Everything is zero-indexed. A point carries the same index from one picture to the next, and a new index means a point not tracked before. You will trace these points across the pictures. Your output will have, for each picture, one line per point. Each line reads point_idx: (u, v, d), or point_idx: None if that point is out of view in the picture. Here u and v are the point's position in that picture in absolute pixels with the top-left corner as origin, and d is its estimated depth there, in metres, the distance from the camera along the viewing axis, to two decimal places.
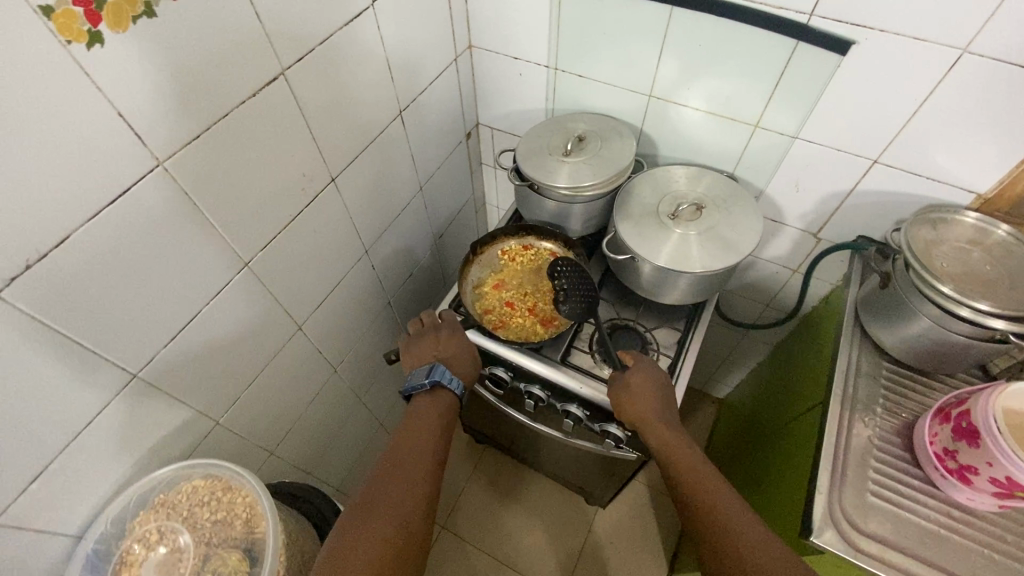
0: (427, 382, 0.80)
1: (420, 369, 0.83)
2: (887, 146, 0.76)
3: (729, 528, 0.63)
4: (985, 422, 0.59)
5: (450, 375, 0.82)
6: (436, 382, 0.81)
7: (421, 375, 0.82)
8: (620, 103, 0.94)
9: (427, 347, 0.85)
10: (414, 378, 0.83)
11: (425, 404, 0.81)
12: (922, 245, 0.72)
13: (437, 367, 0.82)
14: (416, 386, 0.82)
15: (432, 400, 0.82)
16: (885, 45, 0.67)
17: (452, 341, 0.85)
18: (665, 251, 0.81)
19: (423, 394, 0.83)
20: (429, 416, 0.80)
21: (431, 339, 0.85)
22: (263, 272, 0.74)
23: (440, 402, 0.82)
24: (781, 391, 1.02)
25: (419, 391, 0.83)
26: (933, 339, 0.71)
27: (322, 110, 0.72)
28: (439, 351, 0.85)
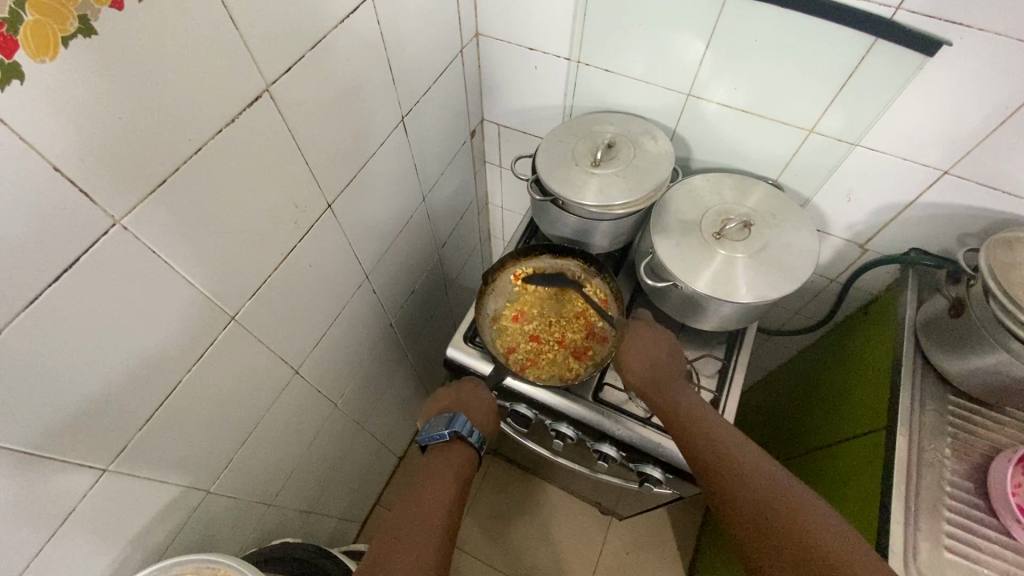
0: (446, 433, 0.73)
1: (438, 419, 0.75)
2: (962, 157, 0.68)
3: (758, 491, 0.58)
4: None
5: (470, 425, 0.74)
6: (455, 432, 0.73)
7: (439, 424, 0.74)
8: (654, 102, 0.84)
9: (447, 397, 0.80)
10: (430, 428, 0.75)
11: (440, 459, 0.73)
12: (1002, 270, 0.65)
13: (458, 417, 0.74)
14: (432, 437, 0.74)
15: (447, 453, 0.74)
16: (981, 46, 0.58)
17: (475, 389, 0.80)
18: (709, 276, 0.71)
19: (440, 448, 0.75)
20: (445, 472, 0.71)
21: (452, 387, 0.80)
22: (254, 322, 0.63)
23: (457, 458, 0.73)
24: (815, 408, 0.97)
25: (435, 442, 0.75)
26: (1010, 376, 0.64)
27: (317, 128, 0.60)
28: (461, 398, 0.79)
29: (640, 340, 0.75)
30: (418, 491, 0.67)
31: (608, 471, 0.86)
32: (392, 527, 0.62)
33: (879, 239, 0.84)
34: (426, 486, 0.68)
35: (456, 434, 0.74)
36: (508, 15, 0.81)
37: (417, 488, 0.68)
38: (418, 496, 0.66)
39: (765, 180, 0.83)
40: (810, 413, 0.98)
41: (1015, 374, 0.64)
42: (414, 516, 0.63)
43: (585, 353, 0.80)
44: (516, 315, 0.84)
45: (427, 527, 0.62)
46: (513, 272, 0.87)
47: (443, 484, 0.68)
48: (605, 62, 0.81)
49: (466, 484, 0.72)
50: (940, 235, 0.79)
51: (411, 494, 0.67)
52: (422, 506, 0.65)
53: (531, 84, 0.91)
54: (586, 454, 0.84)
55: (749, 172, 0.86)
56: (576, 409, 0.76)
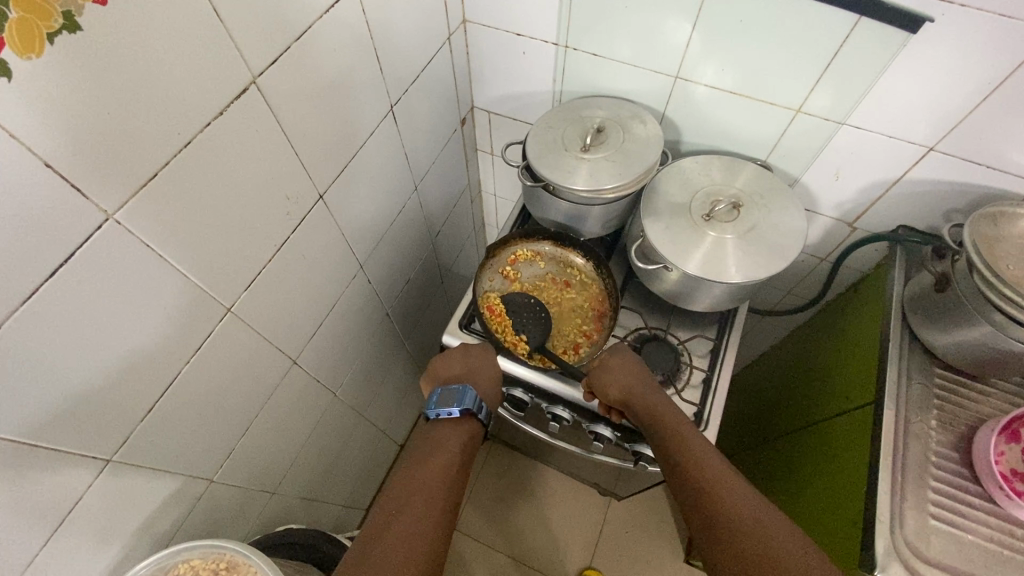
0: (457, 409, 0.73)
1: (447, 392, 0.74)
2: (947, 133, 0.69)
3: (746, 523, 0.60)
4: None
5: (479, 401, 0.74)
6: (466, 408, 0.73)
7: (450, 399, 0.74)
8: (642, 85, 0.84)
9: (454, 362, 0.79)
10: (439, 401, 0.75)
11: (446, 431, 0.73)
12: (986, 245, 0.66)
13: (469, 393, 0.74)
14: (441, 411, 0.74)
15: (456, 426, 0.74)
16: (965, 21, 0.58)
17: (482, 354, 0.78)
18: (699, 257, 0.72)
19: (448, 419, 0.75)
20: (449, 446, 0.71)
21: (460, 353, 0.79)
22: (250, 314, 0.64)
23: (463, 430, 0.74)
24: (806, 386, 0.99)
25: (443, 415, 0.75)
26: (993, 347, 0.66)
27: (305, 119, 0.60)
28: (470, 367, 0.78)
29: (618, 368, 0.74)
30: (420, 467, 0.68)
31: (604, 452, 0.87)
32: (392, 503, 0.63)
33: (867, 217, 0.85)
34: (427, 463, 0.69)
35: (466, 410, 0.74)
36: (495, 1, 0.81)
37: (417, 464, 0.69)
38: (418, 474, 0.67)
39: (754, 161, 0.83)
40: (802, 391, 1.00)
41: (998, 346, 0.65)
42: (416, 493, 0.64)
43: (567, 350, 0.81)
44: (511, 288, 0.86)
45: (428, 503, 0.63)
46: (511, 253, 0.89)
47: (445, 461, 0.69)
48: (593, 46, 0.81)
49: (469, 456, 0.73)
50: (927, 211, 0.79)
51: (412, 470, 0.68)
52: (424, 484, 0.66)
53: (520, 70, 0.91)
54: (583, 436, 0.85)
55: (738, 153, 0.86)
56: (571, 394, 0.77)
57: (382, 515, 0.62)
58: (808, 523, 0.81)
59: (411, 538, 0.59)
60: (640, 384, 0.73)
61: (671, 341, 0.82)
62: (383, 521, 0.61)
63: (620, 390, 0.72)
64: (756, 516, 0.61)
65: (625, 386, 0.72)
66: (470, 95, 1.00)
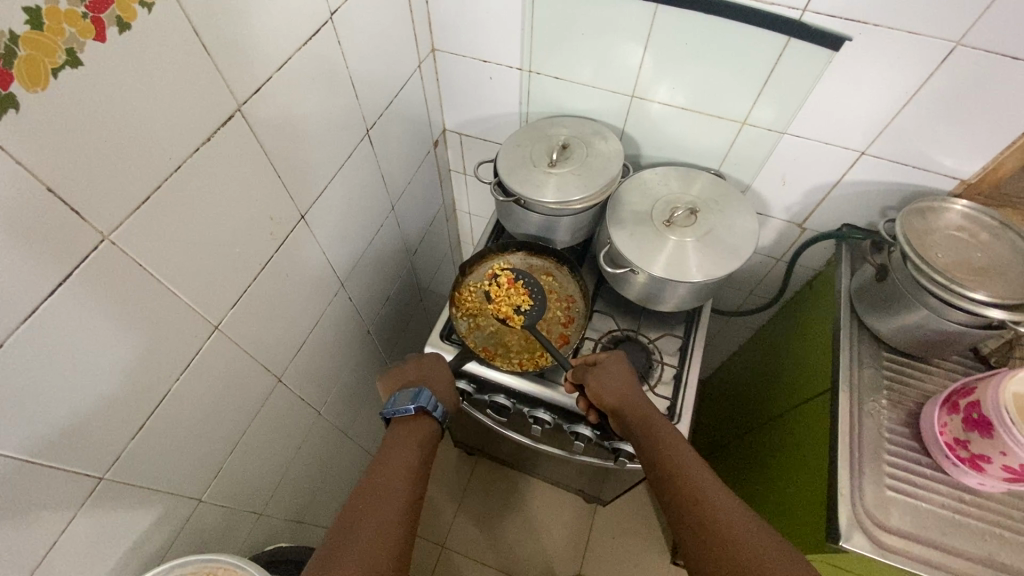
0: (412, 408, 0.75)
1: (404, 394, 0.78)
2: (875, 138, 0.76)
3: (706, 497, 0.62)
4: (996, 412, 0.61)
5: (434, 401, 0.78)
6: (422, 406, 0.76)
7: (406, 399, 0.77)
8: (602, 104, 0.90)
9: (407, 370, 0.82)
10: (397, 402, 0.77)
11: (403, 432, 0.75)
12: (916, 236, 0.73)
13: (424, 392, 0.77)
14: (398, 410, 0.76)
15: (411, 427, 0.76)
16: (879, 39, 0.66)
17: (436, 363, 0.83)
18: (663, 260, 0.77)
19: (404, 421, 0.77)
20: (408, 445, 0.73)
21: (414, 361, 0.83)
22: (236, 331, 0.66)
23: (422, 430, 0.76)
24: (772, 378, 1.04)
25: (400, 416, 0.77)
26: (931, 328, 0.72)
27: (286, 143, 0.63)
28: (424, 372, 0.82)
29: (609, 375, 0.76)
30: (384, 469, 0.69)
31: (585, 453, 0.89)
32: (359, 505, 0.64)
33: (814, 219, 0.92)
34: (391, 463, 0.70)
35: (422, 409, 0.77)
36: (462, 31, 0.86)
37: (380, 464, 0.70)
38: (383, 475, 0.68)
39: (708, 170, 0.90)
40: (768, 385, 1.05)
41: (935, 326, 0.71)
42: (380, 494, 0.65)
43: (534, 359, 0.83)
44: (508, 278, 0.88)
45: (394, 500, 0.65)
46: (488, 267, 0.92)
47: (407, 460, 0.71)
48: (554, 71, 0.87)
49: (430, 454, 0.75)
50: (866, 209, 0.87)
51: (376, 472, 0.69)
52: (389, 483, 0.67)
53: (487, 94, 0.97)
54: (564, 438, 0.88)
55: (693, 163, 0.93)
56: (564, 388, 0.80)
57: (351, 516, 0.62)
58: (781, 507, 0.85)
59: (380, 532, 0.60)
60: (632, 393, 0.76)
61: (642, 340, 0.86)
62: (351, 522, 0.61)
63: (614, 394, 0.74)
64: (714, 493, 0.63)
65: (618, 391, 0.75)
66: (441, 119, 1.05)
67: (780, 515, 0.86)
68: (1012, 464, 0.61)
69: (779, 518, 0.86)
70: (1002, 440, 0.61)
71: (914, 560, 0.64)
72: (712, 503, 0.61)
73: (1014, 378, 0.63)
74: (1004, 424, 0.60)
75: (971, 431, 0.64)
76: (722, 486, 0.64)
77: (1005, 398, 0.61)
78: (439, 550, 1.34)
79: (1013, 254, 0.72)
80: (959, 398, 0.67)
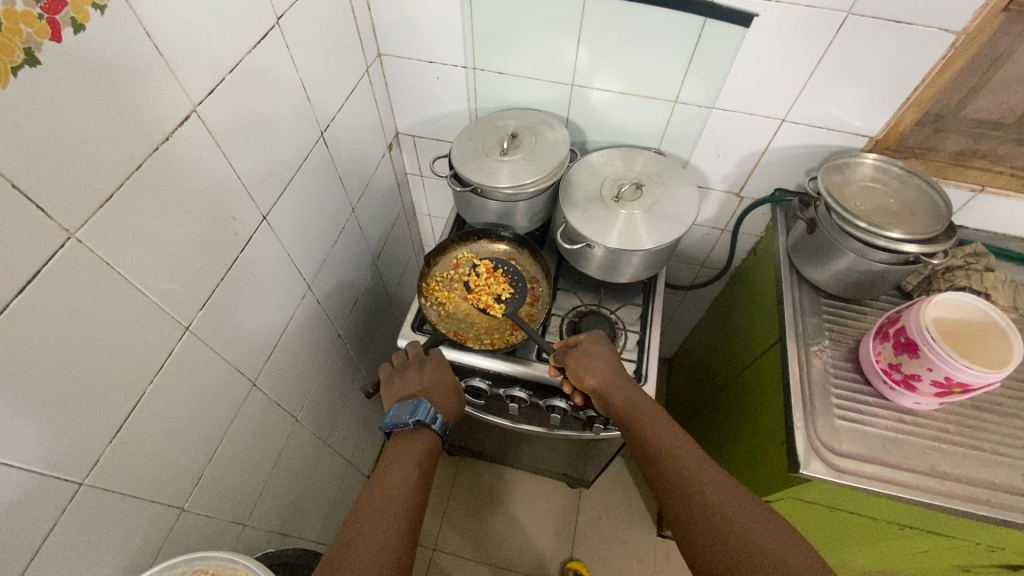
0: (410, 421, 0.74)
1: (403, 407, 0.77)
2: (792, 106, 0.84)
3: (688, 471, 0.66)
4: (920, 334, 0.68)
5: (433, 413, 0.76)
6: (420, 419, 0.75)
7: (404, 413, 0.76)
8: (545, 95, 0.95)
9: (410, 380, 0.81)
10: (396, 415, 0.77)
11: (402, 445, 0.74)
12: (836, 189, 0.81)
13: (422, 404, 0.76)
14: (396, 424, 0.75)
15: (410, 440, 0.75)
16: (782, 14, 0.73)
17: (437, 371, 0.82)
18: (616, 232, 0.82)
19: (403, 434, 0.76)
20: (409, 457, 0.72)
21: (415, 371, 0.82)
22: (207, 333, 0.66)
23: (422, 443, 0.75)
24: (729, 340, 1.11)
25: (399, 429, 0.76)
26: (859, 270, 0.80)
27: (243, 144, 0.65)
28: (424, 383, 0.80)
29: (590, 358, 0.79)
30: (384, 485, 0.67)
31: (562, 427, 0.93)
32: (358, 523, 0.62)
33: (750, 187, 1.00)
34: (391, 480, 0.68)
35: (420, 422, 0.75)
36: (404, 35, 0.91)
37: (377, 481, 0.68)
38: (382, 492, 0.66)
39: (649, 149, 0.97)
40: (726, 348, 1.12)
41: (862, 268, 0.79)
42: (379, 512, 0.63)
43: (505, 337, 0.86)
44: (488, 268, 0.91)
45: (394, 506, 0.64)
46: (453, 257, 0.95)
47: (407, 474, 0.69)
48: (496, 68, 0.92)
49: (430, 466, 0.74)
50: (793, 172, 0.95)
51: (375, 488, 0.67)
52: (389, 501, 0.65)
53: (435, 94, 1.01)
54: (541, 414, 0.92)
55: (635, 144, 1.00)
56: (548, 369, 0.83)
57: (348, 535, 0.60)
58: (748, 454, 0.91)
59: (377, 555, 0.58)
60: (613, 372, 0.78)
61: (605, 312, 0.91)
62: (348, 541, 0.59)
63: (595, 374, 0.77)
64: (697, 466, 0.66)
65: (599, 372, 0.78)
66: (392, 123, 1.08)
67: (748, 461, 0.91)
68: (938, 377, 0.68)
69: (747, 464, 0.91)
70: (928, 357, 0.67)
71: (866, 478, 0.71)
72: (694, 476, 0.65)
73: (931, 304, 0.71)
74: (928, 344, 0.67)
75: (901, 354, 0.71)
76: (707, 461, 0.67)
77: (926, 321, 0.68)
78: (430, 553, 1.33)
79: (919, 196, 0.80)
80: (889, 328, 0.74)
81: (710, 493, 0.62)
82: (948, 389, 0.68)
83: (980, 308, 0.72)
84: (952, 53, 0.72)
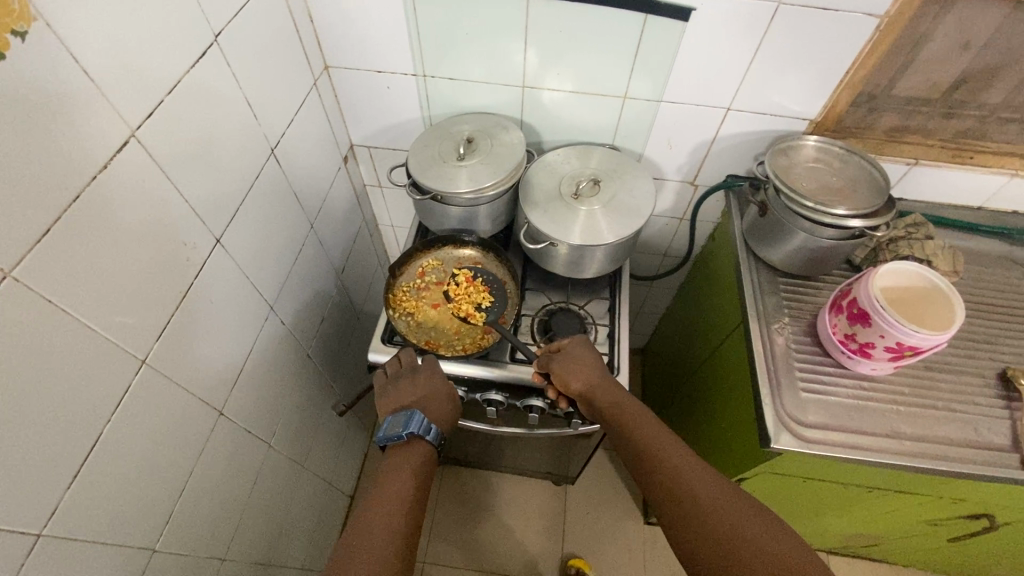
0: (404, 434, 0.76)
1: (397, 418, 0.78)
2: (736, 94, 0.87)
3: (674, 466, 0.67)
4: (871, 304, 0.72)
5: (427, 424, 0.77)
6: (413, 432, 0.76)
7: (398, 425, 0.77)
8: (498, 98, 0.96)
9: (405, 389, 0.81)
10: (389, 427, 0.78)
11: (399, 457, 0.75)
12: (783, 173, 0.84)
13: (415, 416, 0.76)
14: (389, 437, 0.76)
15: (406, 452, 0.75)
16: (718, 6, 0.76)
17: (432, 379, 0.81)
18: (578, 228, 0.83)
19: (398, 447, 0.76)
20: (405, 469, 0.72)
21: (410, 380, 0.81)
22: (166, 365, 0.64)
23: (417, 455, 0.75)
24: (697, 325, 1.13)
25: (393, 443, 0.77)
26: (811, 248, 0.83)
27: (189, 167, 0.63)
28: (419, 392, 0.80)
29: (575, 361, 0.79)
30: (382, 498, 0.67)
31: (541, 426, 0.94)
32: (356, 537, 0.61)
33: (705, 174, 1.03)
34: (390, 493, 0.68)
35: (414, 433, 0.76)
36: (353, 42, 0.89)
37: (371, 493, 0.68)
38: (380, 505, 0.66)
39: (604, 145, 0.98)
40: (694, 332, 1.15)
41: (813, 245, 0.82)
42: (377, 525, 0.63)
43: (476, 341, 0.86)
44: (466, 276, 0.91)
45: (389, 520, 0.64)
46: (419, 266, 0.95)
47: (403, 487, 0.69)
48: (450, 71, 0.92)
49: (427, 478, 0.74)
50: (743, 158, 0.98)
51: (374, 501, 0.66)
52: (387, 514, 0.64)
53: (387, 104, 1.00)
54: (519, 415, 0.92)
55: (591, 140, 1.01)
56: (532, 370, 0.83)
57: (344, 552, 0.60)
58: (722, 434, 0.94)
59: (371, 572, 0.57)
60: (599, 376, 0.79)
61: (574, 309, 0.92)
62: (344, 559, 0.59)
63: (581, 378, 0.77)
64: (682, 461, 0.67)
65: (584, 375, 0.78)
66: (346, 134, 1.07)
67: (723, 441, 0.94)
68: (891, 343, 0.71)
69: (722, 444, 0.94)
70: (879, 325, 0.71)
71: (832, 446, 0.74)
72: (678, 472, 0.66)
73: (878, 274, 0.75)
74: (879, 312, 0.70)
75: (855, 324, 0.74)
76: (692, 456, 0.68)
77: (875, 291, 0.72)
78: (420, 567, 1.32)
79: (859, 173, 0.85)
80: (843, 300, 0.78)
81: (695, 486, 0.64)
82: (901, 353, 0.72)
83: (921, 273, 0.76)
84: (878, 35, 0.76)
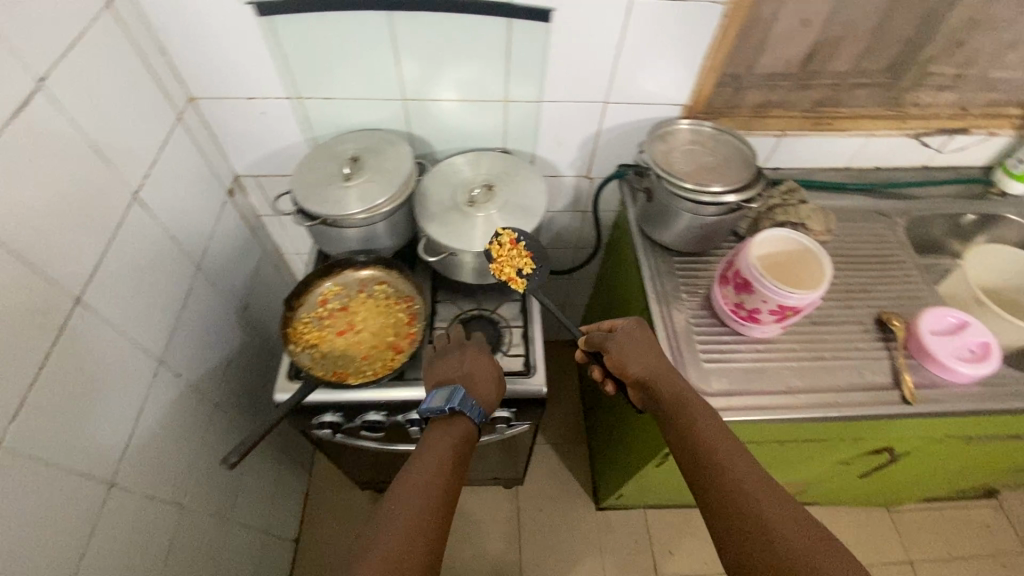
0: (446, 407, 0.71)
1: (440, 392, 0.73)
2: (610, 88, 0.91)
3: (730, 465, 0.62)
4: (750, 272, 0.77)
5: (470, 400, 0.72)
6: (456, 405, 0.71)
7: (441, 399, 0.72)
8: (380, 114, 0.95)
9: (450, 366, 0.79)
10: (433, 398, 0.73)
11: (441, 433, 0.70)
12: (662, 159, 0.88)
13: (458, 391, 0.72)
14: (433, 409, 0.71)
15: (449, 428, 0.71)
16: (576, 7, 0.79)
17: (480, 359, 0.80)
18: (476, 235, 0.84)
19: (240, 454, 0.73)
20: (445, 451, 0.66)
21: (467, 355, 0.80)
22: (28, 445, 0.57)
23: (459, 430, 0.70)
24: (614, 312, 1.17)
25: (436, 415, 0.72)
26: (696, 226, 0.88)
27: (25, 224, 0.57)
28: (466, 366, 0.79)
29: (634, 344, 0.79)
30: (420, 477, 0.61)
31: None
32: (407, 522, 0.55)
33: (596, 168, 1.06)
34: (431, 470, 0.63)
35: (456, 409, 0.71)
36: (214, 74, 0.86)
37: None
38: (421, 484, 0.60)
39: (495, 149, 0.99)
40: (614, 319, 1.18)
41: (698, 224, 0.87)
42: (427, 509, 0.57)
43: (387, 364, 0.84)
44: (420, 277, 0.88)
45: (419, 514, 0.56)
46: (318, 294, 0.91)
47: (442, 464, 0.64)
48: (322, 94, 0.90)
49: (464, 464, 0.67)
50: (628, 147, 1.02)
51: (411, 480, 0.61)
52: (434, 496, 0.59)
53: (266, 130, 0.96)
54: None
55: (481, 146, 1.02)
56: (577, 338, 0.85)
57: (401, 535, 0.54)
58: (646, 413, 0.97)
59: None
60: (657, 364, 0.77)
61: (486, 314, 0.93)
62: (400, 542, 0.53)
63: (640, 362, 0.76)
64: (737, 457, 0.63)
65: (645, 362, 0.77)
66: (227, 168, 1.01)
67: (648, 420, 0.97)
68: (773, 306, 0.77)
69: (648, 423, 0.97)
70: (761, 292, 0.76)
71: (737, 409, 0.78)
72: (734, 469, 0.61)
73: (752, 244, 0.80)
74: (758, 280, 0.75)
75: (741, 293, 0.79)
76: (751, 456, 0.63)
77: (752, 260, 0.77)
78: None
79: (731, 151, 0.90)
80: (728, 273, 0.82)
81: (753, 485, 0.59)
82: (784, 313, 0.77)
83: (791, 237, 0.81)
84: (725, 22, 0.82)
